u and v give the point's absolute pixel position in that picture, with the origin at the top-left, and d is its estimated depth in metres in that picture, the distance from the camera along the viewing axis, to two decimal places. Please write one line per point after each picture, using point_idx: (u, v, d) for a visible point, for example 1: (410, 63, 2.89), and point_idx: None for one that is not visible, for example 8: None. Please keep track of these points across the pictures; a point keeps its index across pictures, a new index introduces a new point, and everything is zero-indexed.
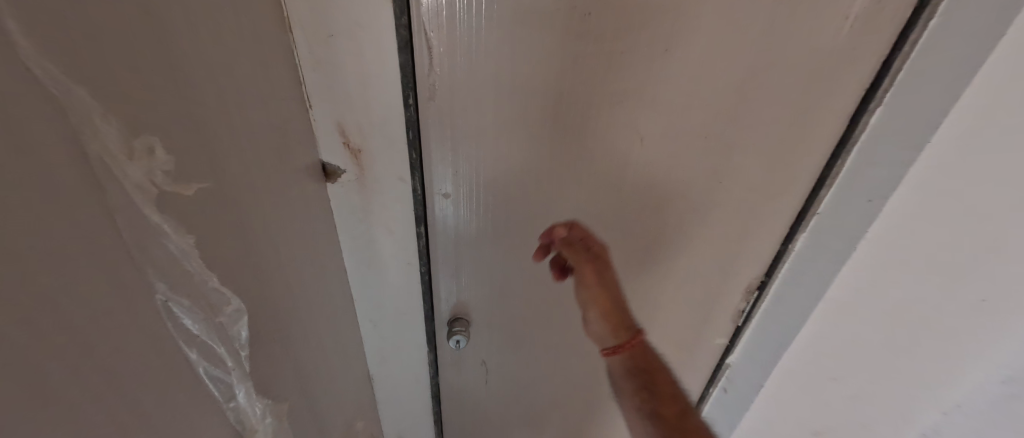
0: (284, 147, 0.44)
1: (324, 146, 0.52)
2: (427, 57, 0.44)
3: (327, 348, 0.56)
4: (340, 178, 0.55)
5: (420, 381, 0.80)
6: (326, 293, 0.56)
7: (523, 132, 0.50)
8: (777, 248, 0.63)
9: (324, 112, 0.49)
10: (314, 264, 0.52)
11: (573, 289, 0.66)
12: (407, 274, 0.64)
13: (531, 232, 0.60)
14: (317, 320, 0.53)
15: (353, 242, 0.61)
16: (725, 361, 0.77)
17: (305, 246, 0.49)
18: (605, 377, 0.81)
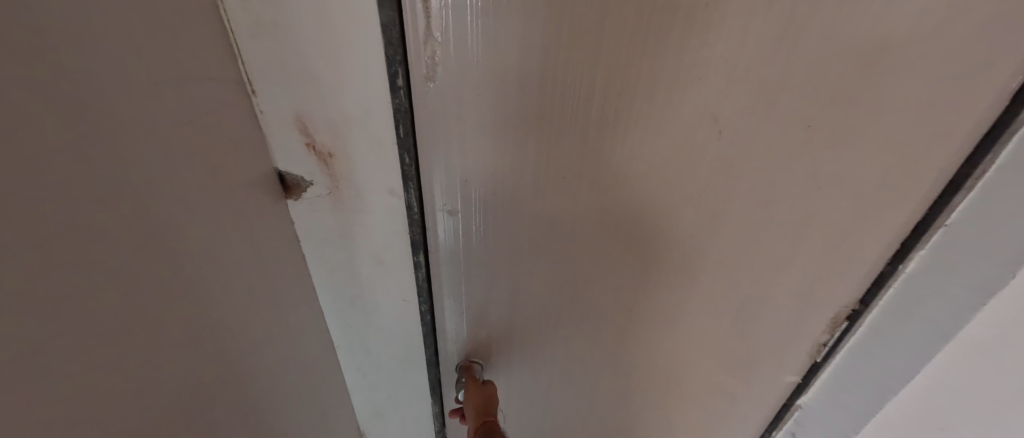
0: (210, 155, 0.30)
1: (281, 151, 0.38)
2: (423, 15, 0.30)
3: (298, 410, 0.44)
4: (306, 193, 0.41)
5: (423, 430, 0.66)
6: (294, 341, 0.43)
7: (551, 125, 0.36)
8: (880, 269, 0.43)
9: (276, 103, 0.35)
10: (272, 307, 0.39)
11: (611, 324, 0.52)
12: (404, 308, 0.51)
13: (561, 257, 0.45)
14: (281, 378, 0.40)
15: (330, 273, 0.47)
16: (792, 404, 0.58)
17: (255, 286, 0.36)
18: (639, 423, 0.66)
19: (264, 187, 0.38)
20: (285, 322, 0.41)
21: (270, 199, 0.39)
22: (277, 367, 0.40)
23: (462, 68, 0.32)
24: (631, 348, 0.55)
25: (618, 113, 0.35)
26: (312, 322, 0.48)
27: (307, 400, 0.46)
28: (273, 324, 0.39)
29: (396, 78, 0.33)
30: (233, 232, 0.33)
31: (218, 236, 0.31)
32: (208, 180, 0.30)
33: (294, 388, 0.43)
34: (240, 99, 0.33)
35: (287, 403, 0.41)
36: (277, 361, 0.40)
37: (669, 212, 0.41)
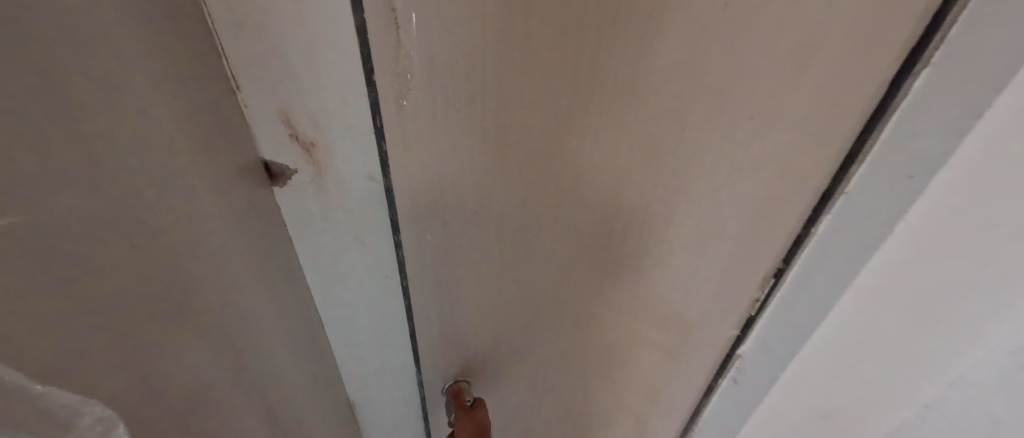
0: (201, 151, 0.33)
1: (265, 141, 0.41)
2: (394, 28, 0.33)
3: (286, 378, 0.48)
4: (290, 181, 0.44)
5: (406, 401, 0.71)
6: (282, 316, 0.47)
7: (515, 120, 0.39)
8: (798, 234, 0.50)
9: (261, 97, 0.38)
10: (260, 288, 0.43)
11: (579, 299, 0.58)
12: (387, 286, 0.55)
13: (534, 243, 0.50)
14: (269, 350, 0.45)
15: (315, 253, 0.51)
16: (735, 354, 0.66)
17: (242, 267, 0.39)
18: (608, 382, 0.73)
19: (250, 176, 0.41)
20: (272, 299, 0.45)
21: (256, 186, 0.42)
22: (266, 342, 0.44)
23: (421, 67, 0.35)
24: (598, 319, 0.61)
25: (574, 106, 0.38)
26: (298, 302, 0.51)
27: (295, 369, 0.51)
28: (261, 300, 0.43)
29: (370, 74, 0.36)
30: (220, 219, 0.36)
31: (208, 221, 0.34)
32: (198, 173, 0.33)
33: (281, 360, 0.47)
34: (226, 97, 0.36)
35: (275, 373, 0.46)
36: (264, 336, 0.44)
37: (622, 192, 0.46)
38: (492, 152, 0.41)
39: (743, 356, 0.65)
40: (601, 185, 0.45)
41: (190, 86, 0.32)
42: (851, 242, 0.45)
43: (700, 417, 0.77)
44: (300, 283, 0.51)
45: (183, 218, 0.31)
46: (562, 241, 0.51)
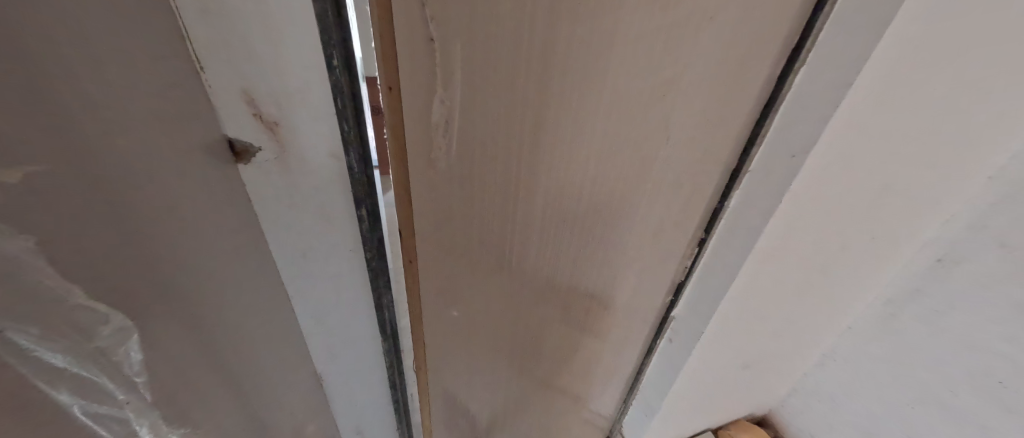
0: (149, 121, 0.33)
1: (227, 119, 0.40)
2: (424, 27, 0.36)
3: (253, 358, 0.48)
4: (254, 159, 0.43)
5: (380, 377, 0.72)
6: (248, 297, 0.47)
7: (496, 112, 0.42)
8: (715, 206, 0.58)
9: (221, 73, 0.37)
10: (222, 266, 0.42)
11: (553, 281, 0.63)
12: (355, 267, 0.56)
13: (516, 223, 0.54)
14: (234, 329, 0.44)
15: (284, 236, 0.49)
16: (669, 316, 0.74)
17: (200, 242, 0.39)
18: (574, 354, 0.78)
19: (211, 154, 0.40)
20: (236, 279, 0.45)
21: (217, 166, 0.41)
22: (228, 320, 0.43)
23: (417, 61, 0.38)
24: (573, 299, 0.67)
25: (554, 98, 0.42)
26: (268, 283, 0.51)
27: (263, 351, 0.50)
28: (224, 279, 0.42)
29: (347, 58, 0.38)
30: (174, 193, 0.36)
31: (157, 195, 0.34)
32: (145, 145, 0.32)
33: (248, 339, 0.47)
34: (185, 75, 0.36)
35: (241, 351, 0.46)
36: (228, 314, 0.43)
37: (603, 180, 0.51)
38: (484, 139, 0.44)
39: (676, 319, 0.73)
40: (585, 175, 0.50)
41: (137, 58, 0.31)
42: (762, 202, 0.53)
43: (645, 374, 0.85)
44: (269, 267, 0.50)
45: (126, 189, 0.31)
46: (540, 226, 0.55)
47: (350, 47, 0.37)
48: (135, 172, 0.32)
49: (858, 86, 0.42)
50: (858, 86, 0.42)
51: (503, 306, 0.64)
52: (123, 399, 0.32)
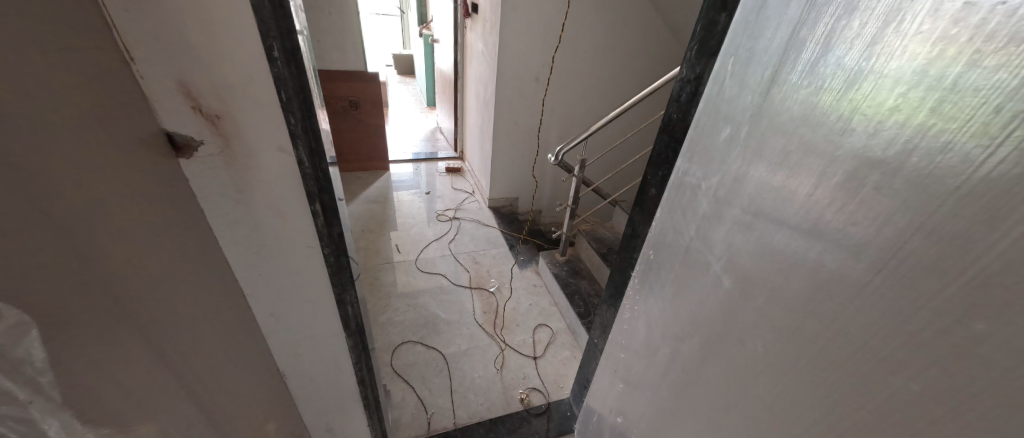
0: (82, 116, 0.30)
1: (165, 113, 0.38)
2: None
3: (219, 364, 0.46)
4: (198, 153, 0.41)
5: (348, 372, 0.72)
6: (206, 300, 0.45)
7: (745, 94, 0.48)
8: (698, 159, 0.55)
9: (154, 64, 0.35)
10: (177, 268, 0.40)
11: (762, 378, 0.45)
12: (314, 262, 0.55)
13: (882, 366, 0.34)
14: (197, 334, 0.42)
15: (232, 234, 0.48)
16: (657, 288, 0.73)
17: (152, 244, 0.37)
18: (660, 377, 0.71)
19: (149, 149, 0.37)
20: (192, 282, 0.43)
21: (157, 162, 0.38)
22: (190, 324, 0.41)
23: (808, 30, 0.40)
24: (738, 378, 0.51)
25: None
26: (227, 284, 0.49)
27: (227, 356, 0.48)
28: (180, 283, 0.40)
29: (287, 51, 0.39)
30: (117, 193, 0.33)
31: (102, 191, 0.32)
32: (84, 140, 0.31)
33: (212, 344, 0.45)
34: (116, 66, 0.34)
35: (206, 358, 0.44)
36: (188, 318, 0.41)
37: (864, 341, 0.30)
38: None
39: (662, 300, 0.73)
40: None
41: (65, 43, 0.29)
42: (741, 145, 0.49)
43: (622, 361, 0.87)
44: (223, 266, 0.48)
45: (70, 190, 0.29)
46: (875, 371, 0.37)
47: (288, 41, 0.39)
48: (74, 169, 0.30)
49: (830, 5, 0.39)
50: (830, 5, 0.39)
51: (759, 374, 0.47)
52: (26, 397, 0.26)
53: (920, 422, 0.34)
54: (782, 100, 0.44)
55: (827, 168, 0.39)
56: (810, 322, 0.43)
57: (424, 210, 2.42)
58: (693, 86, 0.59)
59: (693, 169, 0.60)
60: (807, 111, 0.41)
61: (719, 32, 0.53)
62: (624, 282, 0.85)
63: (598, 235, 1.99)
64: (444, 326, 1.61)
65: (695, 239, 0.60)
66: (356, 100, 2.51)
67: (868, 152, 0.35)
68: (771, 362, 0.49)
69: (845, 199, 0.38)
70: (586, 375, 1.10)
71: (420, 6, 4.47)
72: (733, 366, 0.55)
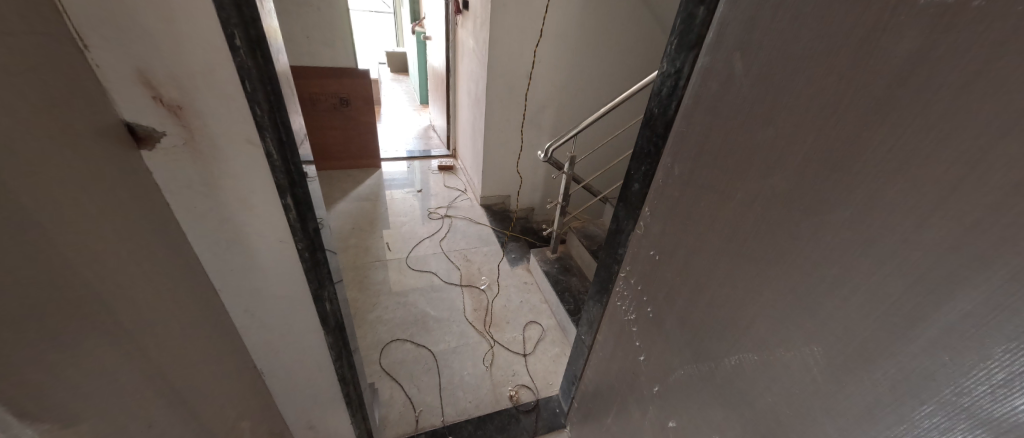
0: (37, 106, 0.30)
1: (122, 103, 0.37)
2: None
3: (188, 360, 0.45)
4: (160, 144, 0.40)
5: (327, 369, 0.71)
6: (173, 294, 0.44)
7: (812, 93, 0.39)
8: (698, 146, 0.55)
9: (110, 52, 0.35)
10: (140, 262, 0.39)
11: (801, 367, 0.45)
12: (287, 257, 0.54)
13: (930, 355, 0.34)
14: (162, 330, 0.42)
15: (200, 228, 0.47)
16: (645, 273, 0.73)
17: (111, 236, 0.36)
18: (658, 359, 0.72)
19: (108, 140, 0.37)
20: (158, 275, 0.42)
21: (117, 153, 0.38)
22: (154, 319, 0.41)
23: (914, 14, 0.31)
24: (750, 364, 0.52)
25: None
26: (197, 279, 0.49)
27: (198, 352, 0.47)
28: (142, 277, 0.39)
29: (252, 40, 0.38)
30: (71, 184, 0.33)
31: (58, 182, 0.31)
32: (37, 129, 0.30)
33: (180, 339, 0.44)
34: (68, 55, 0.33)
35: (171, 354, 0.43)
36: (152, 313, 0.41)
37: None
38: None
39: (649, 285, 0.72)
40: None
41: (17, 29, 0.28)
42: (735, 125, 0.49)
43: (616, 355, 0.87)
44: (191, 261, 0.48)
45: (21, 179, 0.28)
46: (879, 354, 0.37)
47: (253, 29, 0.37)
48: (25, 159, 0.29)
49: None
50: None
51: (776, 358, 0.48)
52: None
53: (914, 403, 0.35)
54: (868, 100, 0.35)
55: (816, 147, 0.39)
56: (799, 308, 0.44)
57: (416, 208, 2.41)
58: (674, 80, 0.58)
59: (715, 173, 0.53)
60: (867, 112, 0.35)
61: (697, 26, 0.53)
62: (610, 277, 0.85)
63: (589, 231, 1.99)
64: (434, 323, 1.60)
65: (684, 226, 0.60)
66: (346, 97, 2.50)
67: (885, 147, 0.34)
68: (764, 352, 0.50)
69: (876, 200, 0.35)
70: (574, 371, 1.10)
71: (413, 3, 4.44)
72: (726, 357, 0.56)
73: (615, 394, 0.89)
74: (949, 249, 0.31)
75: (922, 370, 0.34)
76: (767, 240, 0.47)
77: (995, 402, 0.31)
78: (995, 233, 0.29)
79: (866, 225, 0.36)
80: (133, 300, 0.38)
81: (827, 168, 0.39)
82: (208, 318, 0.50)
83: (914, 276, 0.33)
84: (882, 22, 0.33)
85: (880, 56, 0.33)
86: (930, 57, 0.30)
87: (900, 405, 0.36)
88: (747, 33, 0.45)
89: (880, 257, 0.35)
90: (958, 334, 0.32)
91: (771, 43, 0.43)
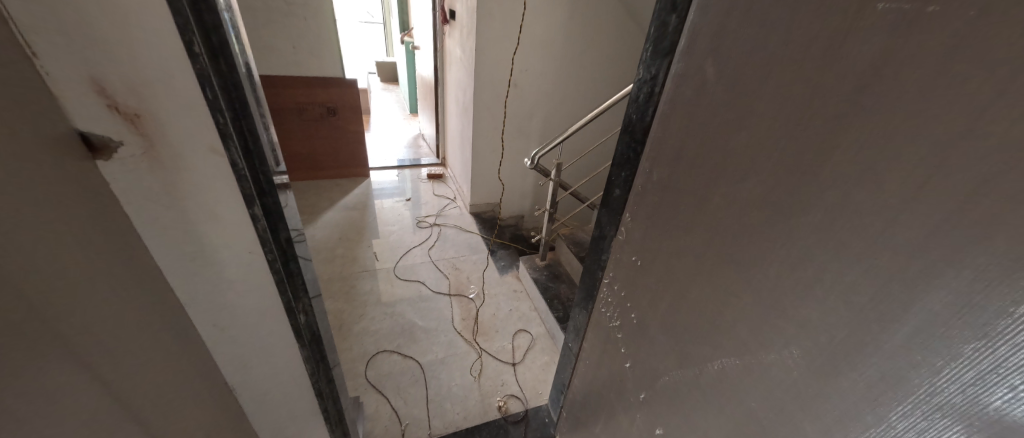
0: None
1: (76, 113, 0.35)
2: None
3: (147, 378, 0.43)
4: (119, 154, 0.39)
5: (304, 383, 0.69)
6: (132, 311, 0.42)
7: (780, 96, 0.39)
8: (673, 152, 0.55)
9: (62, 60, 0.33)
10: (97, 278, 0.38)
11: (779, 372, 0.45)
12: (258, 269, 0.53)
13: (902, 357, 0.33)
14: (118, 348, 0.40)
15: (163, 240, 0.45)
16: (627, 279, 0.72)
17: (59, 250, 0.34)
18: (641, 366, 0.72)
19: (62, 151, 0.35)
20: (114, 291, 0.40)
21: (69, 164, 0.36)
22: (109, 337, 0.39)
23: (871, 19, 0.32)
24: (730, 370, 0.51)
25: None
26: (163, 294, 0.47)
27: (161, 369, 0.45)
28: (98, 293, 0.38)
29: (214, 48, 0.37)
30: (14, 196, 0.31)
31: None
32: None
33: (139, 357, 0.42)
34: (15, 62, 0.31)
35: (128, 373, 0.41)
36: (110, 330, 0.39)
37: None
38: None
39: (631, 291, 0.72)
40: None
41: None
42: (707, 130, 0.49)
43: (602, 363, 0.86)
44: (154, 275, 0.46)
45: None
46: (853, 356, 0.37)
47: (214, 36, 0.37)
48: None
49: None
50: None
51: (755, 363, 0.48)
52: None
53: (888, 406, 0.35)
54: (833, 105, 0.35)
55: (786, 151, 0.40)
56: (775, 312, 0.44)
57: (404, 217, 2.39)
58: (650, 87, 0.59)
59: (690, 178, 0.53)
60: (832, 116, 0.35)
61: (670, 32, 0.53)
62: (594, 283, 0.84)
63: (578, 238, 1.99)
64: (421, 334, 1.57)
65: (663, 232, 0.60)
66: (334, 106, 2.49)
67: (850, 151, 0.34)
68: (743, 358, 0.49)
69: (845, 204, 0.35)
70: (562, 380, 1.09)
71: (402, 13, 4.46)
72: (707, 363, 0.55)
73: (601, 402, 0.88)
74: (917, 250, 0.31)
75: (894, 372, 0.34)
76: (742, 244, 0.47)
77: (966, 402, 0.30)
78: (957, 234, 0.29)
79: (837, 228, 0.36)
80: (88, 316, 0.37)
81: (797, 173, 0.39)
82: (174, 334, 0.49)
83: (883, 279, 0.33)
84: (844, 28, 0.33)
85: (843, 58, 0.34)
86: (889, 63, 0.31)
87: (875, 407, 0.36)
88: (717, 40, 0.46)
89: (852, 259, 0.35)
90: (927, 334, 0.32)
91: (739, 50, 0.43)
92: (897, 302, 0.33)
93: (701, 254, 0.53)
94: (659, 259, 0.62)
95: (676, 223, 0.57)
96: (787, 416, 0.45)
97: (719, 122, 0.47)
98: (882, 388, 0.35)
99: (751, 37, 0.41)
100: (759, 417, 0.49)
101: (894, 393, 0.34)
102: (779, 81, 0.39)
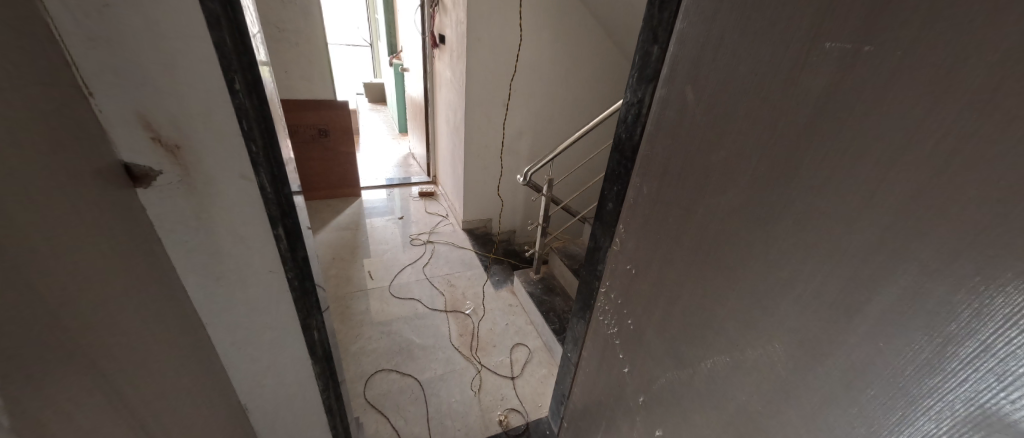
0: (41, 144, 0.31)
1: (121, 146, 0.39)
2: None
3: (177, 395, 0.45)
4: (155, 181, 0.42)
5: (313, 401, 0.71)
6: (162, 330, 0.44)
7: (752, 117, 0.45)
8: (661, 168, 0.61)
9: (115, 98, 0.37)
10: (134, 299, 0.40)
11: (765, 366, 0.49)
12: (275, 288, 0.55)
13: (869, 344, 0.38)
14: (151, 362, 0.42)
15: (190, 260, 0.48)
16: (623, 287, 0.76)
17: (105, 272, 0.37)
18: (640, 371, 0.75)
19: (108, 180, 0.38)
20: (147, 310, 0.42)
21: (112, 190, 0.39)
22: (144, 351, 0.41)
23: (824, 53, 0.37)
24: (722, 368, 0.55)
25: None
26: (187, 313, 0.49)
27: (184, 385, 0.47)
28: (136, 313, 0.40)
29: (249, 84, 0.42)
30: (68, 218, 0.33)
31: (58, 216, 0.32)
32: (54, 172, 0.32)
33: (168, 373, 0.44)
34: (76, 101, 0.35)
35: (158, 386, 0.42)
36: (147, 346, 0.41)
37: None
38: None
39: (626, 299, 0.76)
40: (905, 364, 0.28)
41: (31, 80, 0.30)
42: (689, 148, 0.54)
43: (602, 371, 0.89)
44: (180, 296, 0.48)
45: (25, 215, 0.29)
46: (828, 346, 0.41)
47: (250, 74, 0.42)
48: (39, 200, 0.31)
49: (741, 22, 0.45)
50: (744, 21, 0.44)
51: (744, 359, 0.52)
52: None
53: (860, 392, 0.39)
54: (798, 127, 0.40)
55: (759, 168, 0.45)
56: (760, 313, 0.48)
57: (398, 235, 2.41)
58: (637, 109, 0.64)
59: (677, 192, 0.58)
60: (799, 138, 0.40)
61: (653, 61, 0.59)
62: (591, 293, 0.88)
63: (571, 251, 2.04)
64: (419, 351, 1.58)
65: (655, 241, 0.65)
66: (325, 127, 2.52)
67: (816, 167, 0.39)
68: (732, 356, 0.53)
69: (814, 216, 0.40)
70: (562, 391, 1.11)
71: (390, 36, 4.59)
72: (702, 362, 0.59)
73: (603, 410, 0.91)
74: (875, 248, 0.36)
75: (861, 360, 0.39)
76: (726, 250, 0.51)
77: (921, 380, 0.35)
78: (901, 239, 0.34)
79: (810, 236, 0.41)
80: (131, 334, 0.39)
81: (772, 188, 0.44)
82: (197, 352, 0.51)
83: (850, 279, 0.38)
84: (803, 63, 0.39)
85: (803, 84, 0.39)
86: (841, 94, 0.36)
87: (851, 391, 0.40)
88: (693, 71, 0.52)
89: (822, 263, 0.40)
90: (887, 322, 0.36)
91: (714, 79, 0.49)
92: (862, 300, 0.38)
93: (689, 260, 0.58)
94: (652, 267, 0.67)
95: (666, 233, 0.62)
96: (776, 407, 0.49)
97: (699, 141, 0.53)
98: (853, 375, 0.40)
99: (724, 68, 0.47)
100: (753, 410, 0.52)
101: (866, 380, 0.39)
102: (749, 106, 0.45)
